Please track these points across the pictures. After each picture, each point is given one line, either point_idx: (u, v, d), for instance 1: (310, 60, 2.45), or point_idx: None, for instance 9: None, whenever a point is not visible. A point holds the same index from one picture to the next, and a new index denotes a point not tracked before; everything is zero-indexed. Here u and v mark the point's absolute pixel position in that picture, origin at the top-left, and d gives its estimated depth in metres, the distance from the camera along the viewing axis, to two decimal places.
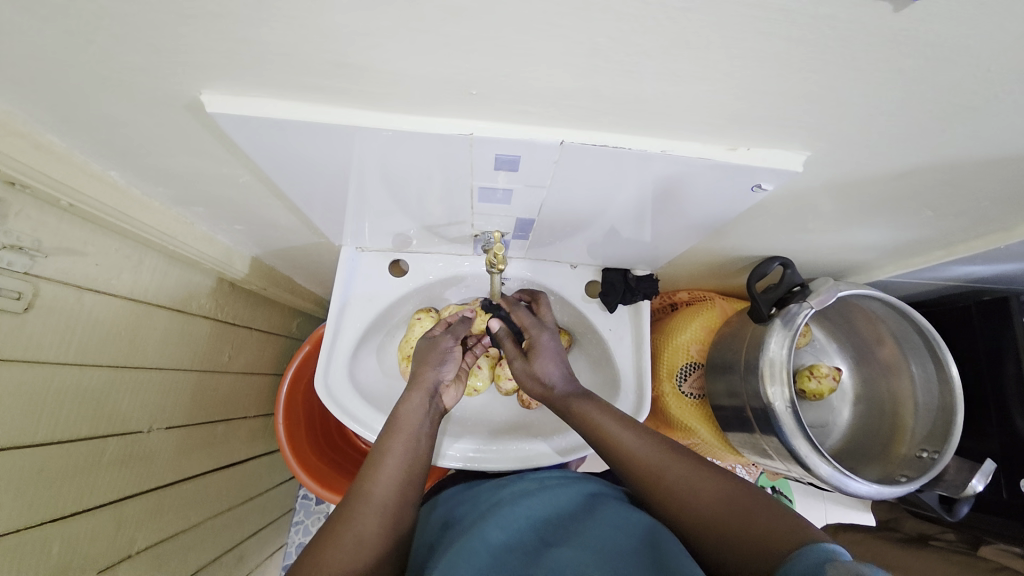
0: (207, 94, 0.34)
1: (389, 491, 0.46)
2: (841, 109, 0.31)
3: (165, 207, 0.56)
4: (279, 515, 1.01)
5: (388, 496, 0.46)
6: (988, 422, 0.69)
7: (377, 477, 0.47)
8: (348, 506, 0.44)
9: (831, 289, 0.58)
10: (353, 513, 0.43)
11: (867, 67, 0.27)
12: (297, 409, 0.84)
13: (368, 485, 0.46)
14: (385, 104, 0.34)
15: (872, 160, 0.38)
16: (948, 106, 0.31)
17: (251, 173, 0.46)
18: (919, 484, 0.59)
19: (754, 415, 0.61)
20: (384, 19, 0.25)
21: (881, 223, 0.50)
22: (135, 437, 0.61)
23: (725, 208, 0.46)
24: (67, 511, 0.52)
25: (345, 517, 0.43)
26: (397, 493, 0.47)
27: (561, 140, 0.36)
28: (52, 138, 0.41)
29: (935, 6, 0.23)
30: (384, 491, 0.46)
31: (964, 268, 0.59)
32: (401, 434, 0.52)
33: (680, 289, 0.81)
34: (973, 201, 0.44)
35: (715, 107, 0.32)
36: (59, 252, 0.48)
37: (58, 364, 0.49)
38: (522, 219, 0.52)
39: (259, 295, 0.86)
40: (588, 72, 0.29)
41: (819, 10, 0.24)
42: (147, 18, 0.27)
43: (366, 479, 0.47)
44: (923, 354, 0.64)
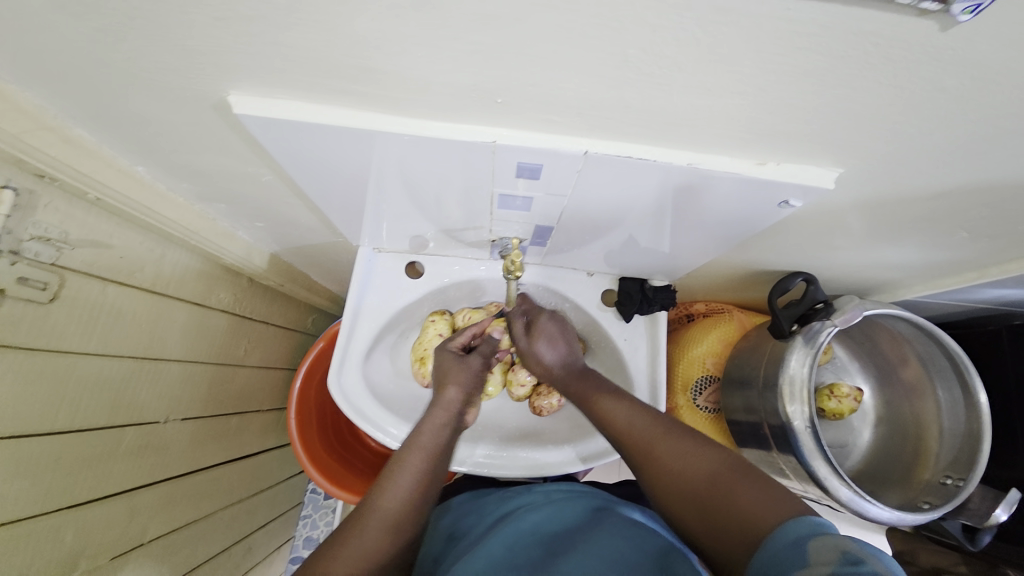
0: (234, 95, 0.34)
1: (399, 505, 0.45)
2: (878, 127, 0.30)
3: (189, 203, 0.56)
4: (288, 508, 1.02)
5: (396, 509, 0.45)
6: (1014, 450, 0.67)
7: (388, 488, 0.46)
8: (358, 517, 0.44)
9: (857, 307, 0.55)
10: (361, 524, 0.43)
11: (908, 84, 0.26)
12: (309, 405, 0.85)
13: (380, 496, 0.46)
14: (410, 110, 0.34)
15: (907, 179, 0.36)
16: (992, 127, 0.29)
17: (273, 172, 0.46)
18: (941, 512, 0.57)
19: (771, 433, 0.60)
20: (411, 27, 0.25)
21: (913, 242, 0.48)
22: (151, 428, 0.62)
23: (749, 222, 0.45)
24: (82, 499, 0.52)
25: (354, 527, 0.43)
26: (409, 509, 0.46)
27: (584, 150, 0.36)
28: (83, 134, 0.42)
29: (986, 25, 0.22)
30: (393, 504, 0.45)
31: (997, 291, 0.57)
32: (420, 447, 0.50)
33: (698, 300, 0.80)
34: (1012, 224, 0.42)
35: (745, 121, 0.31)
36: (85, 244, 0.48)
37: (79, 354, 0.50)
38: (541, 226, 0.52)
39: (275, 291, 0.87)
40: (616, 83, 0.28)
41: (861, 26, 0.23)
42: (177, 20, 0.27)
43: (378, 490, 0.46)
44: (950, 378, 0.62)
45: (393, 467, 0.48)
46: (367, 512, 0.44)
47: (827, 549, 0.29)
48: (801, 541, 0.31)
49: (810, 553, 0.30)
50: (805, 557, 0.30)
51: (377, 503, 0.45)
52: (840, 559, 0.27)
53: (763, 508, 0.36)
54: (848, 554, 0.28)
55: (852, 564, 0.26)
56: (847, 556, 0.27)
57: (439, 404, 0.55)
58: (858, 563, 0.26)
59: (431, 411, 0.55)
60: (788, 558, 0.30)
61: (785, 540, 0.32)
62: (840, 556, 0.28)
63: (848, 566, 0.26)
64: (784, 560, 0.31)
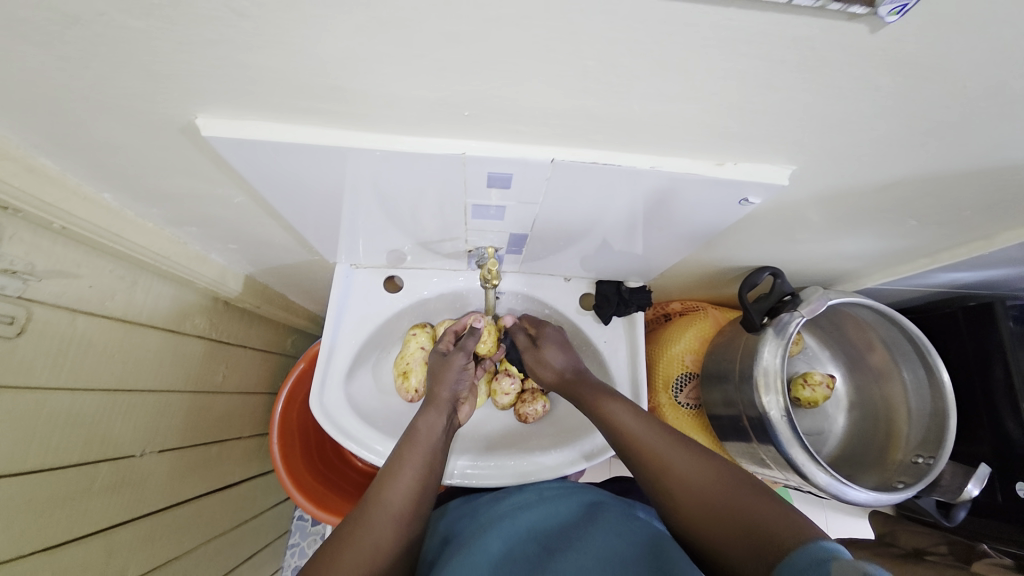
0: (203, 117, 0.34)
1: (403, 500, 0.47)
2: (819, 127, 0.32)
3: (159, 228, 0.56)
4: (274, 538, 0.99)
5: (401, 507, 0.46)
6: (978, 426, 0.70)
7: (391, 486, 0.47)
8: (362, 513, 0.45)
9: (821, 297, 0.59)
10: (366, 519, 0.44)
11: (846, 85, 0.28)
12: (291, 427, 0.83)
13: (383, 494, 0.47)
14: (379, 126, 0.35)
15: (855, 173, 0.39)
16: (925, 121, 0.32)
17: (244, 194, 0.47)
18: (915, 489, 0.59)
19: (750, 425, 0.61)
20: (378, 44, 0.26)
21: (868, 232, 0.51)
22: (128, 461, 0.60)
23: (714, 220, 0.47)
24: (56, 540, 0.51)
25: (359, 523, 0.44)
26: (411, 505, 0.47)
27: (551, 158, 0.37)
28: (46, 162, 0.41)
29: (909, 26, 0.24)
30: (398, 502, 0.46)
31: (950, 274, 0.60)
32: (419, 446, 0.52)
33: (673, 300, 0.82)
34: (955, 210, 0.45)
35: (701, 125, 0.33)
36: (53, 274, 0.47)
37: (50, 389, 0.49)
38: (515, 234, 0.53)
39: (252, 313, 0.85)
40: (578, 93, 0.30)
41: (796, 33, 0.24)
42: (144, 46, 0.27)
43: (381, 488, 0.47)
44: (914, 360, 0.65)
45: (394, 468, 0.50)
46: (370, 508, 0.45)
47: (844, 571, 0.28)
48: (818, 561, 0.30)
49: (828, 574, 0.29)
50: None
51: (379, 499, 0.46)
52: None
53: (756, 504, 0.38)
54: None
55: None
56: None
57: (434, 406, 0.57)
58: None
59: (427, 411, 0.57)
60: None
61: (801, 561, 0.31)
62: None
63: None
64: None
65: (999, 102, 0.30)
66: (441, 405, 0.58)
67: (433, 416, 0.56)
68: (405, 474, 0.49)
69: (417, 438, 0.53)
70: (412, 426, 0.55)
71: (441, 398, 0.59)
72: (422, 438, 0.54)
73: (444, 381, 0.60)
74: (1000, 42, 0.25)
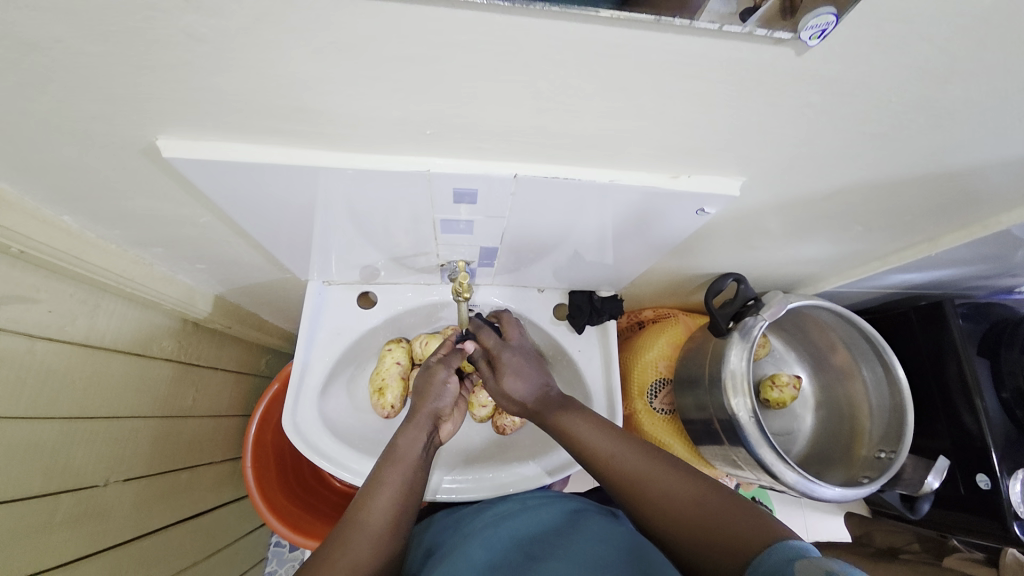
0: (164, 139, 0.34)
1: (383, 520, 0.47)
2: (764, 140, 0.34)
3: (122, 249, 0.55)
4: (250, 566, 0.96)
5: (381, 525, 0.47)
6: (937, 420, 0.73)
7: (371, 506, 0.48)
8: (342, 533, 0.46)
9: (781, 301, 0.61)
10: (347, 539, 0.45)
11: (784, 102, 0.30)
12: (266, 450, 0.82)
13: (363, 514, 0.47)
14: (344, 145, 0.35)
15: (802, 183, 0.41)
16: (859, 134, 0.34)
17: (212, 213, 0.46)
18: (879, 483, 0.61)
19: (721, 427, 0.63)
20: (336, 67, 0.27)
21: (822, 238, 0.54)
22: (91, 491, 0.58)
23: (676, 230, 0.49)
24: (22, 572, 0.49)
25: (339, 544, 0.44)
26: (391, 524, 0.47)
27: (515, 174, 0.38)
28: (2, 186, 0.40)
29: (833, 49, 0.26)
30: (378, 520, 0.47)
31: (901, 276, 0.63)
32: (401, 462, 0.53)
33: (646, 307, 0.84)
34: (898, 215, 0.48)
35: (655, 140, 0.34)
36: (10, 300, 0.46)
37: (6, 418, 0.47)
38: (485, 247, 0.54)
39: (223, 334, 0.84)
40: (535, 112, 0.31)
41: (732, 56, 0.26)
42: (102, 70, 0.27)
43: (362, 507, 0.48)
44: (872, 359, 0.68)
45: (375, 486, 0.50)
46: (350, 528, 0.46)
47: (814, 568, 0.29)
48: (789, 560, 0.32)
49: (796, 573, 0.30)
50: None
51: (360, 519, 0.47)
52: None
53: (733, 509, 0.39)
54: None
55: None
56: None
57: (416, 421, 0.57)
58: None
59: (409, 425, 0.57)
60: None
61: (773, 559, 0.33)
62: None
63: None
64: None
65: (924, 115, 0.32)
66: (425, 419, 0.57)
67: (416, 429, 0.56)
68: (384, 493, 0.49)
69: (398, 456, 0.53)
70: (393, 443, 0.55)
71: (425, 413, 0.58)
72: (403, 456, 0.53)
73: (427, 396, 0.58)
74: (916, 61, 0.27)
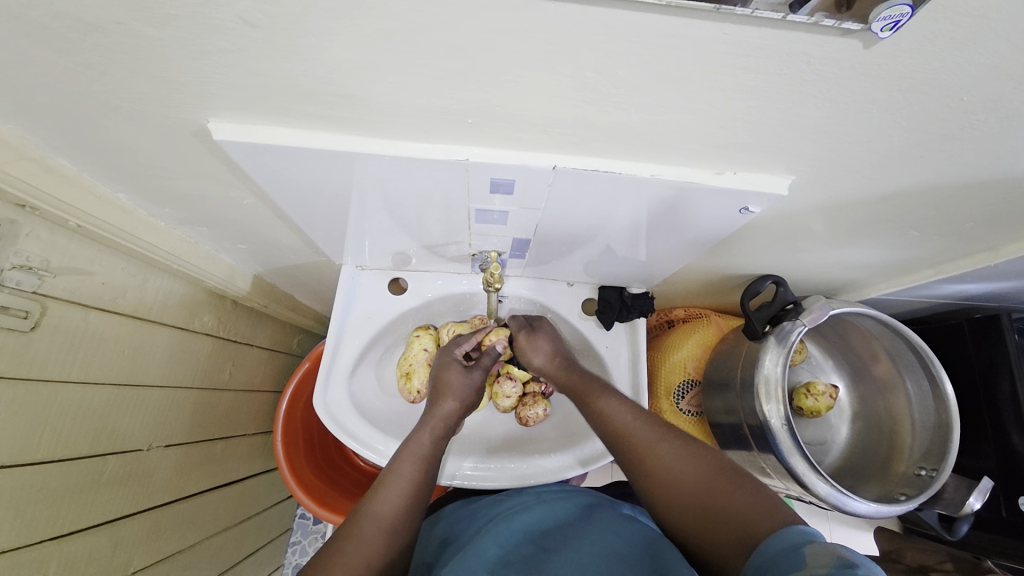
0: (215, 121, 0.35)
1: (394, 512, 0.47)
2: (820, 138, 0.33)
3: (170, 227, 0.57)
4: (277, 536, 1.00)
5: (390, 514, 0.47)
6: (983, 439, 0.69)
7: (380, 499, 0.48)
8: (353, 523, 0.45)
9: (824, 307, 0.58)
10: (357, 529, 0.45)
11: (845, 98, 0.29)
12: (296, 426, 0.84)
13: (373, 504, 0.47)
14: (385, 133, 0.36)
15: (855, 185, 0.39)
16: (924, 134, 0.32)
17: (254, 195, 0.48)
18: (916, 502, 0.58)
19: (751, 433, 0.61)
20: (382, 54, 0.27)
21: (871, 242, 0.51)
22: (135, 455, 0.61)
23: (716, 228, 0.47)
24: (66, 530, 0.52)
25: (350, 533, 0.44)
26: (402, 518, 0.47)
27: (554, 165, 0.38)
28: (64, 162, 0.42)
29: (904, 42, 0.25)
30: (387, 510, 0.47)
31: (956, 285, 0.60)
32: (410, 456, 0.52)
33: (677, 306, 0.82)
34: (958, 221, 0.45)
35: (702, 134, 0.33)
36: (67, 271, 0.49)
37: (61, 383, 0.50)
38: (518, 238, 0.53)
39: (260, 312, 0.87)
40: (579, 103, 0.30)
41: (792, 48, 0.25)
42: (162, 54, 0.28)
43: (372, 498, 0.48)
44: (918, 371, 0.64)
45: (386, 477, 0.50)
46: (360, 518, 0.46)
47: (821, 554, 0.29)
48: (796, 546, 0.31)
49: (804, 554, 0.30)
50: (800, 560, 0.30)
51: (370, 510, 0.47)
52: (834, 561, 0.28)
53: (757, 516, 0.36)
54: (843, 558, 0.28)
55: (848, 567, 0.27)
56: (842, 560, 0.28)
57: (432, 414, 0.56)
58: (852, 567, 0.26)
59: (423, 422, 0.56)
60: (781, 562, 0.31)
61: (778, 545, 0.32)
62: (833, 559, 0.28)
63: (844, 569, 0.27)
64: (780, 562, 0.31)
65: (997, 116, 0.30)
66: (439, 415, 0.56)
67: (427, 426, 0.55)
68: (396, 486, 0.49)
69: (410, 448, 0.53)
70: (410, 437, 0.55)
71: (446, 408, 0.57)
72: (416, 448, 0.53)
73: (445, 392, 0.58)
74: (992, 61, 0.25)
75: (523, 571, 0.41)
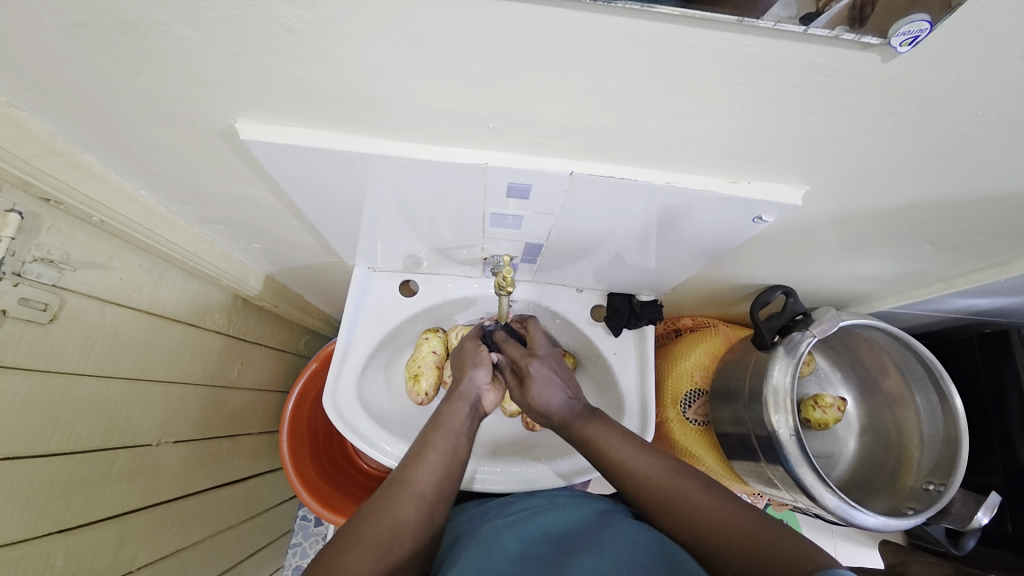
0: (241, 122, 0.36)
1: (430, 483, 0.48)
2: (834, 148, 0.33)
3: (188, 225, 0.58)
4: (278, 536, 1.00)
5: (427, 489, 0.47)
6: (991, 455, 0.69)
7: (417, 470, 0.48)
8: (389, 491, 0.46)
9: (834, 318, 0.58)
10: (393, 498, 0.46)
11: (860, 110, 0.29)
12: (302, 426, 0.85)
13: (411, 474, 0.48)
14: (405, 135, 0.36)
15: (868, 197, 0.40)
16: (938, 148, 0.32)
17: (274, 195, 0.49)
18: (925, 516, 0.58)
19: (759, 443, 0.61)
20: (408, 58, 0.28)
21: (883, 254, 0.51)
22: (144, 450, 0.62)
23: (727, 237, 0.48)
24: (72, 523, 0.52)
25: (386, 501, 0.45)
26: (437, 489, 0.48)
27: (570, 171, 0.38)
28: (90, 158, 0.44)
29: (920, 58, 0.25)
30: (423, 484, 0.47)
31: (966, 300, 0.60)
32: (446, 431, 0.53)
33: (685, 315, 0.82)
34: (970, 235, 0.45)
35: (718, 144, 0.34)
36: (86, 265, 0.50)
37: (76, 375, 0.51)
38: (531, 243, 0.54)
39: (270, 312, 0.87)
40: (599, 110, 0.31)
41: (810, 60, 0.26)
42: (197, 56, 0.29)
43: (410, 468, 0.49)
44: (927, 386, 0.64)
45: (422, 449, 0.51)
46: (398, 487, 0.47)
47: None
48: None
49: None
50: None
51: (409, 480, 0.47)
52: None
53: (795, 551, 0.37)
54: None
55: None
56: None
57: (462, 393, 0.58)
58: None
59: (451, 399, 0.58)
60: None
61: None
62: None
63: None
64: None
65: (1011, 131, 0.30)
66: (466, 393, 0.59)
67: (460, 402, 0.57)
68: (431, 459, 0.50)
69: (445, 423, 0.54)
70: (442, 412, 0.56)
71: (468, 386, 0.59)
72: (450, 423, 0.54)
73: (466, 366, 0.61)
74: (1007, 78, 0.26)
75: (542, 572, 0.41)
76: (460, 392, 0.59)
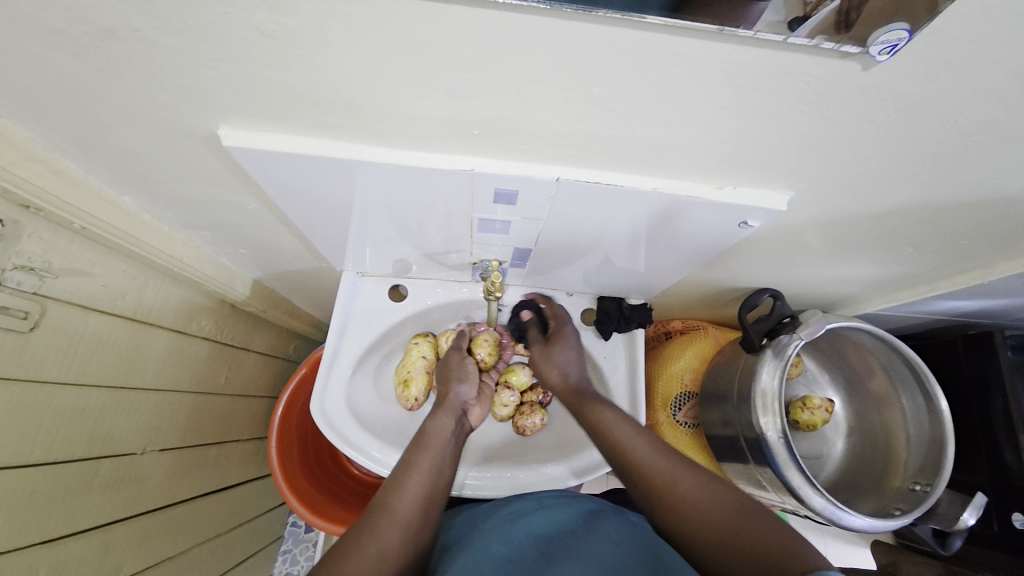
0: (223, 128, 0.35)
1: (413, 507, 0.47)
2: (818, 155, 0.33)
3: (172, 230, 0.57)
4: (268, 544, 0.99)
5: (411, 512, 0.47)
6: (977, 455, 0.70)
7: (401, 492, 0.48)
8: (373, 515, 0.46)
9: (820, 321, 0.59)
10: (377, 523, 0.45)
11: (842, 118, 0.29)
12: (291, 433, 0.84)
13: (395, 498, 0.47)
14: (389, 142, 0.36)
15: (851, 202, 0.40)
16: (919, 154, 0.33)
17: (258, 201, 0.48)
18: (912, 516, 0.59)
19: (748, 445, 0.61)
20: (393, 66, 0.27)
21: (867, 258, 0.52)
22: (128, 459, 0.61)
23: (715, 241, 0.48)
24: (56, 534, 0.51)
25: (371, 527, 0.44)
26: (421, 515, 0.47)
27: (557, 177, 0.38)
28: (70, 164, 0.43)
29: (897, 66, 0.26)
30: (408, 508, 0.47)
31: (950, 302, 0.60)
32: (431, 451, 0.53)
33: (674, 318, 0.83)
34: (952, 239, 0.46)
35: (703, 151, 0.34)
36: (67, 272, 0.49)
37: (56, 385, 0.49)
38: (519, 248, 0.54)
39: (258, 317, 0.86)
40: (584, 117, 0.31)
41: (791, 68, 0.26)
42: (177, 62, 0.29)
43: (394, 491, 0.48)
44: (912, 387, 0.65)
45: (406, 469, 0.51)
46: (382, 511, 0.46)
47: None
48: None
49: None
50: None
51: (393, 504, 0.47)
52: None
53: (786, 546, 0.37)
54: None
55: None
56: None
57: (445, 409, 0.59)
58: None
59: (436, 416, 0.58)
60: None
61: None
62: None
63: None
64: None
65: (991, 138, 0.31)
66: (451, 408, 0.59)
67: (442, 420, 0.57)
68: (414, 481, 0.50)
69: (428, 442, 0.54)
70: (425, 430, 0.56)
71: (453, 401, 0.60)
72: (433, 442, 0.54)
73: (451, 382, 0.62)
74: (985, 85, 0.26)
75: None
76: (442, 410, 0.59)
